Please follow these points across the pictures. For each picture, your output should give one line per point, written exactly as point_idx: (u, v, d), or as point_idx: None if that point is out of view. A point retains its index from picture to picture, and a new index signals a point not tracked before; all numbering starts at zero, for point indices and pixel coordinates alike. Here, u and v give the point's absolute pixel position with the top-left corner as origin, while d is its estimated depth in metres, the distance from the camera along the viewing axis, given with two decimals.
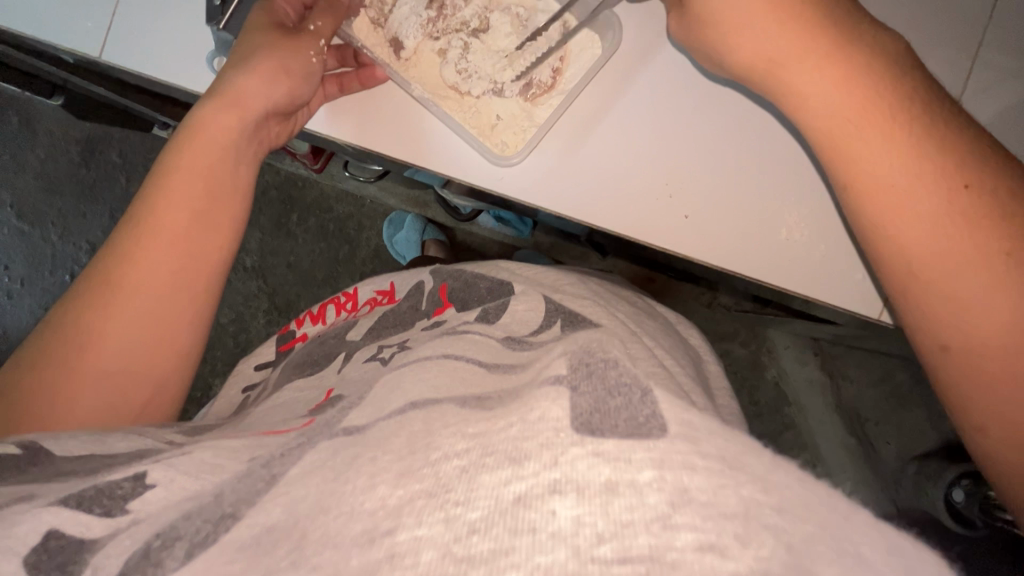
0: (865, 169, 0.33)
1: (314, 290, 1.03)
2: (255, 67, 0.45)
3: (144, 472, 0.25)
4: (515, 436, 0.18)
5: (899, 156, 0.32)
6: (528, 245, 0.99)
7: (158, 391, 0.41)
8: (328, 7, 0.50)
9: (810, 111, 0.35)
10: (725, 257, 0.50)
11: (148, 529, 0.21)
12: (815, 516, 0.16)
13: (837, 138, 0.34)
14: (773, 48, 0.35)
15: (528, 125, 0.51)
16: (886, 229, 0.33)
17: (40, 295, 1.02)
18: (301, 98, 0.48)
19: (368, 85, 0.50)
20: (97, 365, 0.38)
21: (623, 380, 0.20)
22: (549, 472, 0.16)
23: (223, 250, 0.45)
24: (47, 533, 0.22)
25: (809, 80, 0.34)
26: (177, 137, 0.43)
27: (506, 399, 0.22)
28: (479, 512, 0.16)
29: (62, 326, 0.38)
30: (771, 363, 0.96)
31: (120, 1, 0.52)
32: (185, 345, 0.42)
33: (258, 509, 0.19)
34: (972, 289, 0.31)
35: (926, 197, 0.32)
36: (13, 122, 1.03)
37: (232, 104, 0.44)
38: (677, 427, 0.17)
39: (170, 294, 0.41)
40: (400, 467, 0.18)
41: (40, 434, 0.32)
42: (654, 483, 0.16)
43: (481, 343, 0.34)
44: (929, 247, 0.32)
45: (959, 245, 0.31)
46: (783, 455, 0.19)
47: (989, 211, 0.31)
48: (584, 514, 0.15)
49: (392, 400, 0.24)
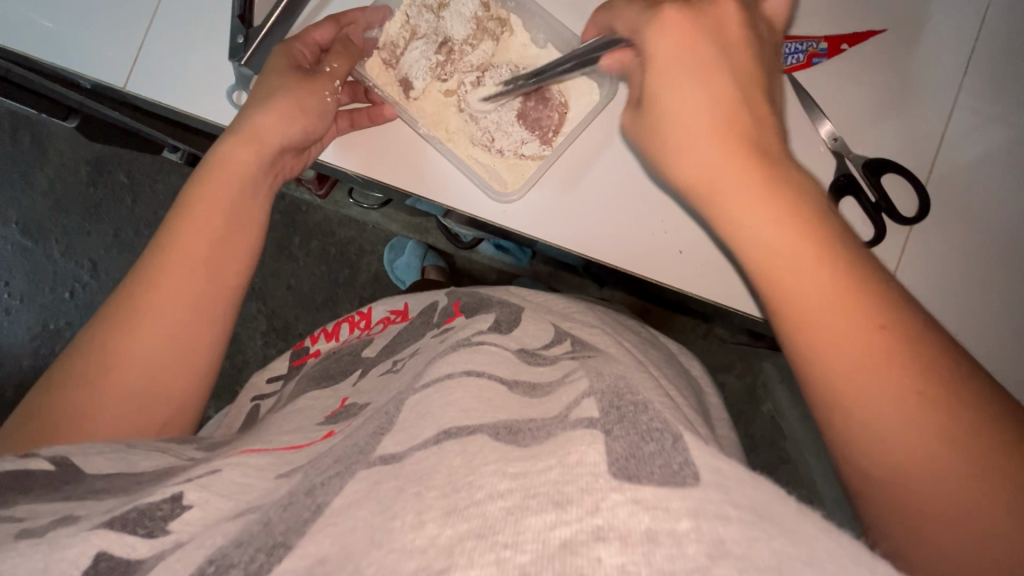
0: (820, 335, 0.29)
1: (314, 313, 1.04)
2: (275, 105, 0.46)
3: (181, 494, 0.26)
4: (557, 481, 0.19)
5: (846, 303, 0.29)
6: (527, 273, 1.01)
7: (179, 407, 0.42)
8: (344, 50, 0.52)
9: (744, 248, 0.32)
10: (713, 290, 0.52)
11: (196, 551, 0.22)
12: (841, 568, 0.17)
13: (774, 282, 0.31)
14: (707, 174, 0.33)
15: (531, 164, 0.53)
16: (841, 387, 0.29)
17: (39, 313, 1.03)
18: (315, 134, 0.49)
19: (378, 122, 0.53)
20: (122, 384, 0.39)
21: (655, 425, 0.21)
22: (592, 519, 0.17)
23: (242, 275, 0.46)
24: (97, 555, 0.23)
25: (747, 213, 0.31)
26: (202, 171, 0.45)
27: (538, 433, 0.23)
28: (528, 555, 0.17)
29: (87, 350, 0.40)
30: (767, 398, 0.98)
31: (150, 32, 0.56)
32: (205, 365, 0.43)
33: (308, 539, 0.20)
34: (932, 466, 0.27)
35: (892, 389, 0.28)
36: (26, 143, 1.06)
37: (252, 141, 0.46)
38: (709, 476, 0.19)
39: (192, 316, 0.42)
40: (445, 504, 0.19)
41: (70, 449, 0.34)
42: (692, 533, 0.17)
43: (495, 355, 0.35)
44: (887, 415, 0.28)
45: (876, 365, 0.28)
46: (803, 500, 0.20)
47: (936, 384, 0.28)
48: (628, 563, 0.16)
49: (422, 428, 0.25)
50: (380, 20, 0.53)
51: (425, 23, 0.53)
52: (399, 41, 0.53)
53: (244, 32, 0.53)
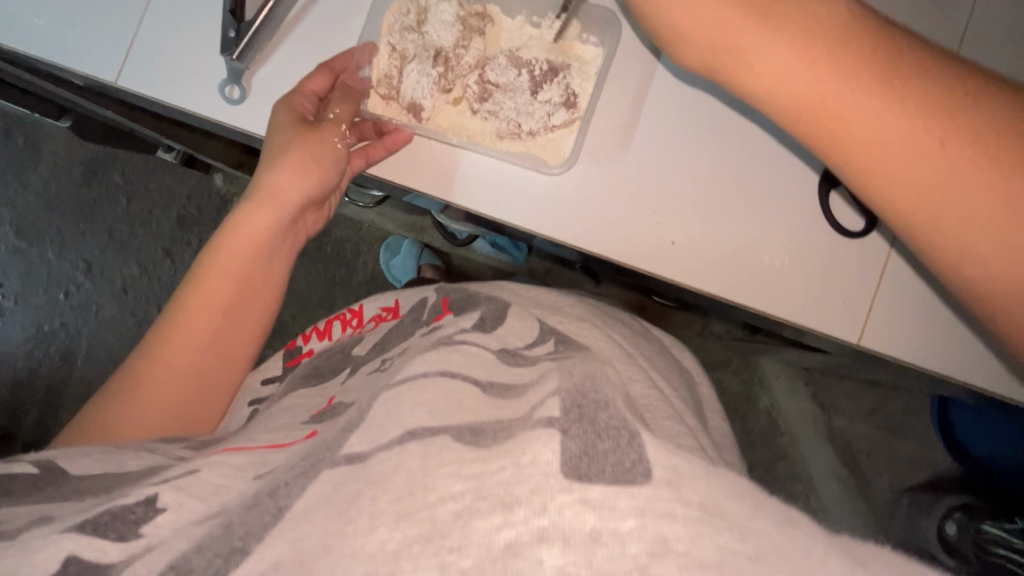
0: (865, 152, 0.31)
1: (311, 312, 1.04)
2: (290, 164, 0.51)
3: (156, 496, 0.27)
4: (508, 481, 0.19)
5: (882, 119, 0.30)
6: (523, 271, 1.01)
7: (200, 409, 0.48)
8: (343, 95, 0.54)
9: (779, 105, 0.33)
10: (710, 283, 0.51)
11: (164, 556, 0.23)
12: (788, 564, 0.17)
13: (815, 124, 0.32)
14: (725, 33, 0.33)
15: (563, 135, 0.53)
16: (892, 198, 0.31)
17: (32, 313, 1.04)
18: (331, 182, 0.54)
19: (394, 149, 0.53)
20: (155, 386, 0.46)
21: (613, 422, 0.21)
22: (538, 520, 0.18)
23: (265, 308, 0.53)
24: (66, 560, 0.23)
25: (769, 64, 0.32)
26: (224, 229, 0.51)
27: (500, 434, 0.24)
28: (471, 559, 0.17)
29: (134, 362, 0.47)
30: (765, 394, 0.94)
31: (140, 31, 0.55)
32: (223, 379, 0.50)
33: (266, 544, 0.20)
34: (991, 246, 0.29)
35: (945, 177, 0.29)
36: (20, 144, 1.06)
37: (271, 201, 0.52)
38: (660, 474, 0.19)
39: (219, 333, 0.49)
40: (399, 507, 0.19)
41: (56, 453, 0.35)
42: (635, 532, 0.17)
43: (477, 356, 0.35)
44: (939, 200, 0.30)
45: (922, 167, 0.30)
46: (763, 497, 0.20)
47: (992, 172, 0.28)
48: (568, 564, 0.17)
49: (390, 427, 0.25)
50: (368, 58, 0.54)
51: (411, 44, 0.54)
52: (392, 72, 0.54)
53: (235, 27, 0.53)
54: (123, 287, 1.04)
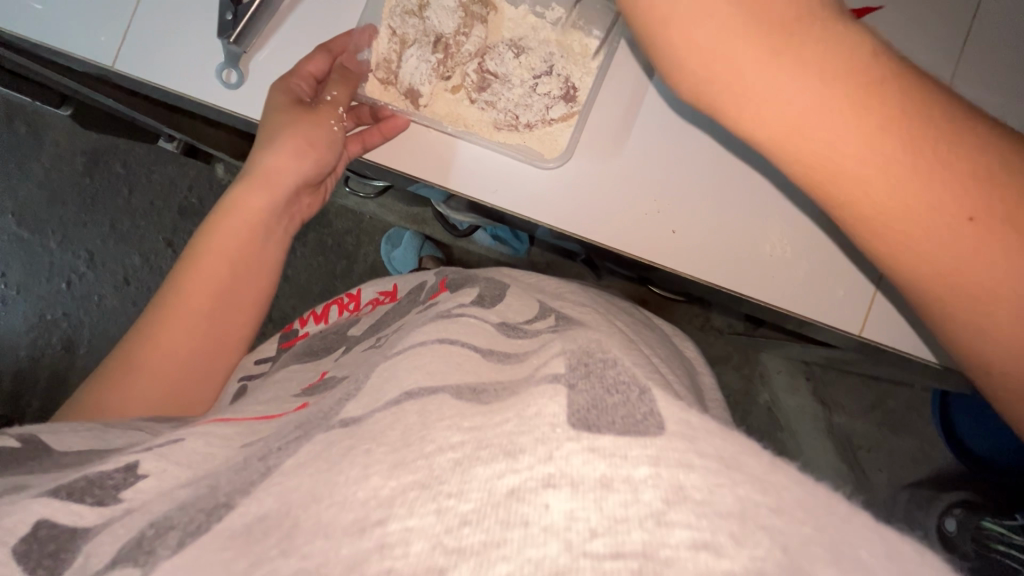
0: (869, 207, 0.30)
1: (311, 302, 1.03)
2: (285, 145, 0.50)
3: (136, 464, 0.26)
4: (511, 431, 0.18)
5: (895, 181, 0.29)
6: (525, 263, 1.00)
7: (197, 390, 0.47)
8: (341, 78, 0.53)
9: (789, 163, 0.32)
10: (711, 271, 0.51)
11: (143, 518, 0.21)
12: (811, 515, 0.15)
13: (821, 186, 0.31)
14: (734, 83, 0.30)
15: (561, 128, 0.52)
16: (899, 259, 0.32)
17: (35, 303, 1.02)
18: (326, 165, 0.53)
19: (390, 135, 0.52)
20: (152, 365, 0.45)
21: (621, 379, 0.20)
22: (544, 467, 0.16)
23: (263, 287, 0.52)
24: (37, 523, 0.22)
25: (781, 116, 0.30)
26: (217, 210, 0.50)
27: (501, 392, 0.22)
28: (472, 504, 0.16)
29: (132, 342, 0.46)
30: (764, 390, 0.92)
31: (138, 14, 0.54)
32: (219, 360, 0.49)
33: (252, 497, 0.19)
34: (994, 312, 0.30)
35: (950, 240, 0.29)
36: (22, 132, 1.05)
37: (265, 183, 0.50)
38: (673, 425, 0.17)
39: (217, 313, 0.48)
40: (394, 458, 0.18)
41: (40, 428, 0.34)
42: (650, 480, 0.16)
43: (475, 328, 0.34)
44: (940, 260, 0.30)
45: (930, 232, 0.30)
46: (780, 455, 0.19)
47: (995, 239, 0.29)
48: (577, 509, 0.15)
49: (386, 391, 0.24)
50: (368, 40, 0.53)
51: (412, 29, 0.53)
52: (391, 56, 0.53)
53: (233, 9, 0.52)
54: (125, 277, 1.03)
